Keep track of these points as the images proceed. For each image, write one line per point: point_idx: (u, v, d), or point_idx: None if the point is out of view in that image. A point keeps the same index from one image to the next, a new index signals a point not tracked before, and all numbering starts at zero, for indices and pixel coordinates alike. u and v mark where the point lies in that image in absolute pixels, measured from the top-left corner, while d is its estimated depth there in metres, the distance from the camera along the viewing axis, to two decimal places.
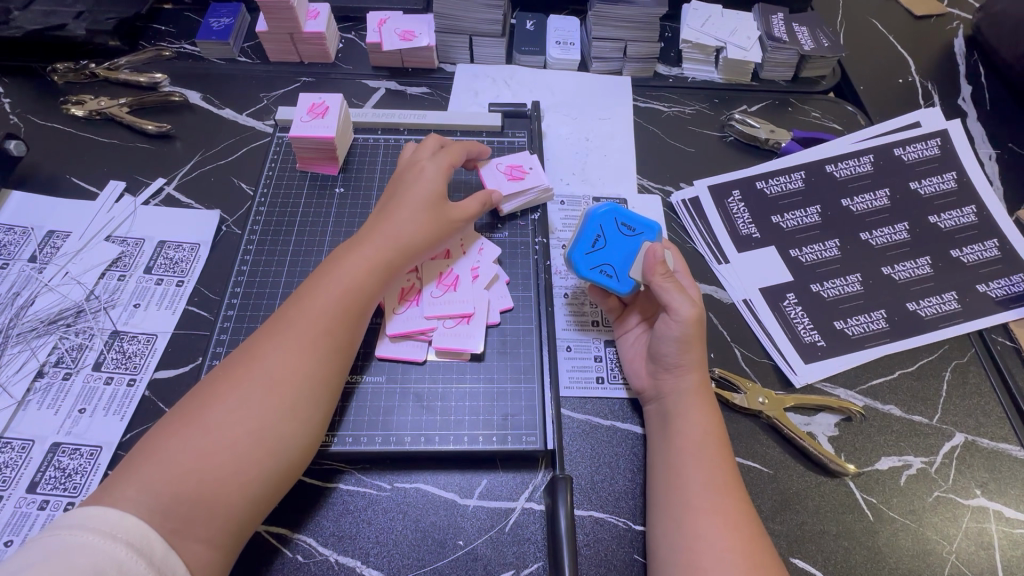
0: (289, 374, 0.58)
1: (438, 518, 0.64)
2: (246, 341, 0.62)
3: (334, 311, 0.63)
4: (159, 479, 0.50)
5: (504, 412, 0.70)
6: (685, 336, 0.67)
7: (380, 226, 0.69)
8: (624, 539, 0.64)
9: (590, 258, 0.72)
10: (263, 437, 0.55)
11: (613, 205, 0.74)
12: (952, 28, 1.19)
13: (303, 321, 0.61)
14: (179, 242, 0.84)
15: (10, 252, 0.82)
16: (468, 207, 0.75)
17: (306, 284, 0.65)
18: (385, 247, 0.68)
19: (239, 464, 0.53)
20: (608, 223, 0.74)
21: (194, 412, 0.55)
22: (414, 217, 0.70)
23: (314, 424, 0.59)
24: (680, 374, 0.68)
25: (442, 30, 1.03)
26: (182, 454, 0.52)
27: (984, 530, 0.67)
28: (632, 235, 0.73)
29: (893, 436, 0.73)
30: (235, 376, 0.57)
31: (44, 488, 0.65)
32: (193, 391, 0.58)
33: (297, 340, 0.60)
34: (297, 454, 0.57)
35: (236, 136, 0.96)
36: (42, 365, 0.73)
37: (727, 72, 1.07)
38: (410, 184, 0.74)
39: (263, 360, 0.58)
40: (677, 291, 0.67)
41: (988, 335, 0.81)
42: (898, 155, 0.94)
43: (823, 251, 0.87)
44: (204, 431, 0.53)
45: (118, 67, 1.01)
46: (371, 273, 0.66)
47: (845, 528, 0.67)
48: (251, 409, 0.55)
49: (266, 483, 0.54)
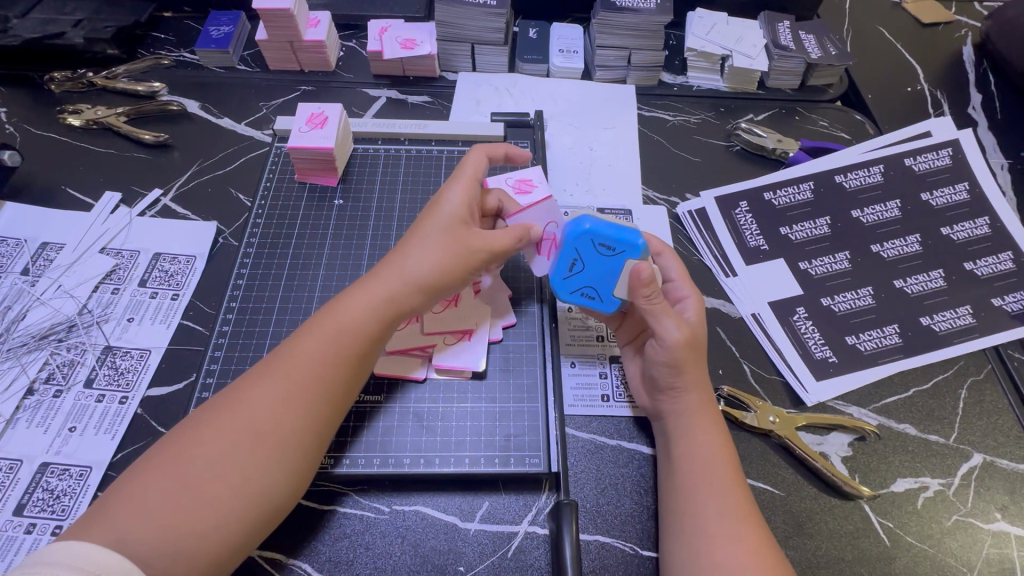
0: (280, 423, 0.55)
1: (438, 542, 0.62)
2: (239, 376, 0.60)
3: (331, 354, 0.59)
4: (138, 529, 0.48)
5: (506, 433, 0.68)
6: (675, 360, 0.63)
7: (394, 261, 0.65)
8: (631, 565, 0.62)
9: (571, 283, 0.69)
10: (249, 488, 0.52)
11: (586, 222, 0.66)
12: (960, 36, 1.18)
13: (298, 365, 0.58)
14: (175, 254, 0.83)
15: (3, 265, 0.80)
16: (496, 242, 0.67)
17: (307, 324, 0.62)
18: (394, 284, 0.63)
19: (225, 518, 0.51)
20: (586, 245, 0.67)
21: (176, 457, 0.52)
22: (431, 257, 0.64)
23: (306, 471, 0.56)
24: (676, 395, 0.64)
25: (443, 38, 1.02)
26: (165, 503, 0.49)
27: (1005, 556, 0.65)
28: (613, 256, 0.66)
29: (910, 456, 0.70)
30: (223, 417, 0.55)
31: (32, 510, 0.63)
32: (179, 426, 0.56)
33: (290, 385, 0.57)
34: (284, 503, 0.55)
35: (233, 147, 0.95)
36: (32, 382, 0.71)
37: (733, 81, 1.05)
38: (428, 219, 0.67)
39: (256, 405, 0.55)
40: (662, 317, 0.63)
41: (1004, 350, 0.79)
42: (908, 165, 0.93)
43: (833, 263, 0.84)
44: (190, 482, 0.51)
45: (116, 76, 1.00)
46: (375, 311, 0.62)
47: (861, 554, 0.64)
48: (235, 460, 0.53)
49: (251, 530, 0.52)
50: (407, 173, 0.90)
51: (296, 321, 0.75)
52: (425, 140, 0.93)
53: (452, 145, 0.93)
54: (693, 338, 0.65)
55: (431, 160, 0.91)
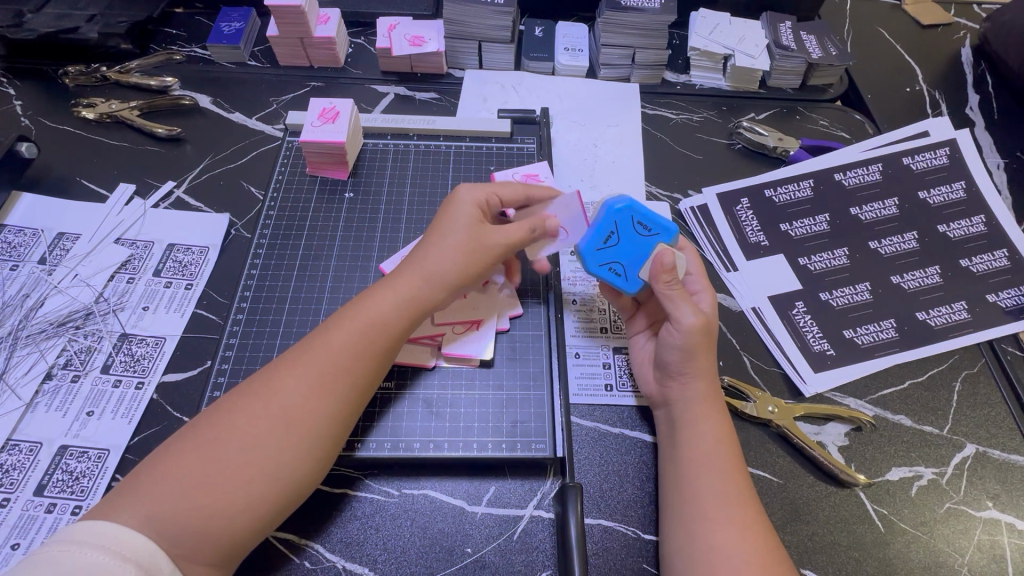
0: (309, 412, 0.57)
1: (446, 525, 0.64)
2: (268, 364, 0.61)
3: (358, 347, 0.61)
4: (167, 508, 0.50)
5: (513, 419, 0.70)
6: (689, 345, 0.65)
7: (415, 260, 0.67)
8: (634, 548, 0.64)
9: (600, 255, 0.70)
10: (276, 475, 0.54)
11: (628, 200, 0.69)
12: (959, 37, 1.20)
13: (329, 356, 0.60)
14: (189, 245, 0.84)
15: (21, 254, 0.82)
16: (509, 232, 0.68)
17: (334, 318, 0.64)
18: (415, 281, 0.66)
19: (251, 500, 0.53)
20: (624, 220, 0.69)
21: (207, 440, 0.54)
22: (450, 255, 0.66)
23: (327, 459, 0.58)
24: (686, 383, 0.66)
25: (451, 36, 1.03)
26: (195, 485, 0.51)
27: (996, 542, 0.67)
28: (647, 236, 0.69)
29: (904, 446, 0.72)
30: (253, 404, 0.56)
31: (51, 491, 0.65)
32: (209, 410, 0.58)
33: (318, 375, 0.58)
34: (308, 487, 0.57)
35: (246, 140, 0.97)
36: (50, 368, 0.73)
37: (735, 81, 1.07)
38: (445, 219, 0.69)
39: (285, 394, 0.57)
40: (682, 300, 0.66)
41: (998, 345, 0.81)
42: (907, 164, 0.94)
43: (832, 259, 0.86)
44: (219, 464, 0.52)
45: (129, 70, 1.02)
46: (399, 305, 0.64)
47: (855, 539, 0.66)
48: (264, 445, 0.54)
49: (275, 513, 0.54)
50: (416, 167, 0.92)
51: (308, 311, 0.77)
52: (434, 135, 0.95)
53: (459, 140, 0.95)
54: (708, 327, 0.66)
55: (439, 155, 0.93)
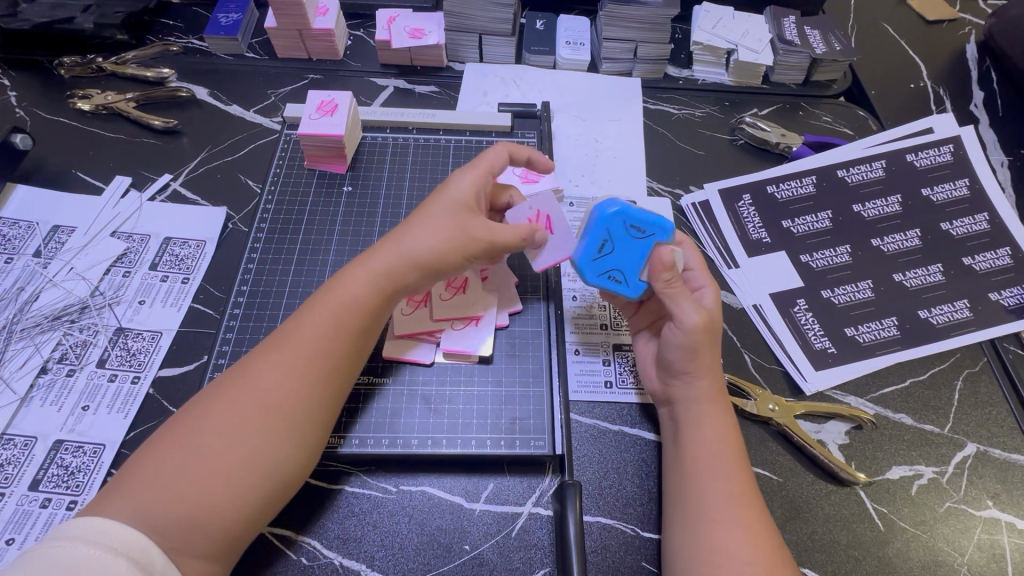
0: (287, 397, 0.57)
1: (444, 522, 0.64)
2: (244, 355, 0.61)
3: (333, 332, 0.61)
4: (157, 502, 0.49)
5: (512, 416, 0.69)
6: (691, 343, 0.64)
7: (394, 238, 0.66)
8: (633, 546, 0.64)
9: (597, 265, 0.68)
10: (261, 461, 0.54)
11: (617, 204, 0.66)
12: (964, 33, 1.18)
13: (304, 342, 0.59)
14: (185, 239, 0.84)
15: (15, 247, 0.82)
16: (500, 233, 0.66)
17: (308, 304, 0.63)
18: (391, 257, 0.65)
19: (240, 488, 0.52)
20: (616, 226, 0.66)
21: (187, 433, 0.53)
22: (430, 237, 0.65)
23: (315, 443, 0.58)
24: (688, 381, 0.65)
25: (452, 29, 1.03)
26: (180, 477, 0.51)
27: (996, 542, 0.67)
28: (642, 238, 0.67)
29: (905, 445, 0.72)
30: (230, 394, 0.56)
31: (46, 486, 0.64)
32: (189, 404, 0.57)
33: (295, 361, 0.58)
34: (297, 473, 0.57)
35: (244, 133, 0.96)
36: (45, 362, 0.72)
37: (738, 75, 1.06)
38: (435, 199, 0.68)
39: (262, 382, 0.57)
40: (682, 299, 0.64)
41: (1000, 344, 0.80)
42: (910, 161, 0.94)
43: (834, 256, 0.86)
44: (202, 455, 0.52)
45: (125, 62, 1.01)
46: (375, 286, 0.63)
47: (855, 538, 0.66)
48: (246, 432, 0.54)
49: (267, 500, 0.54)
50: (415, 161, 0.91)
51: None
52: (433, 129, 0.94)
53: (459, 134, 0.94)
54: (711, 323, 0.65)
55: (439, 149, 0.92)
